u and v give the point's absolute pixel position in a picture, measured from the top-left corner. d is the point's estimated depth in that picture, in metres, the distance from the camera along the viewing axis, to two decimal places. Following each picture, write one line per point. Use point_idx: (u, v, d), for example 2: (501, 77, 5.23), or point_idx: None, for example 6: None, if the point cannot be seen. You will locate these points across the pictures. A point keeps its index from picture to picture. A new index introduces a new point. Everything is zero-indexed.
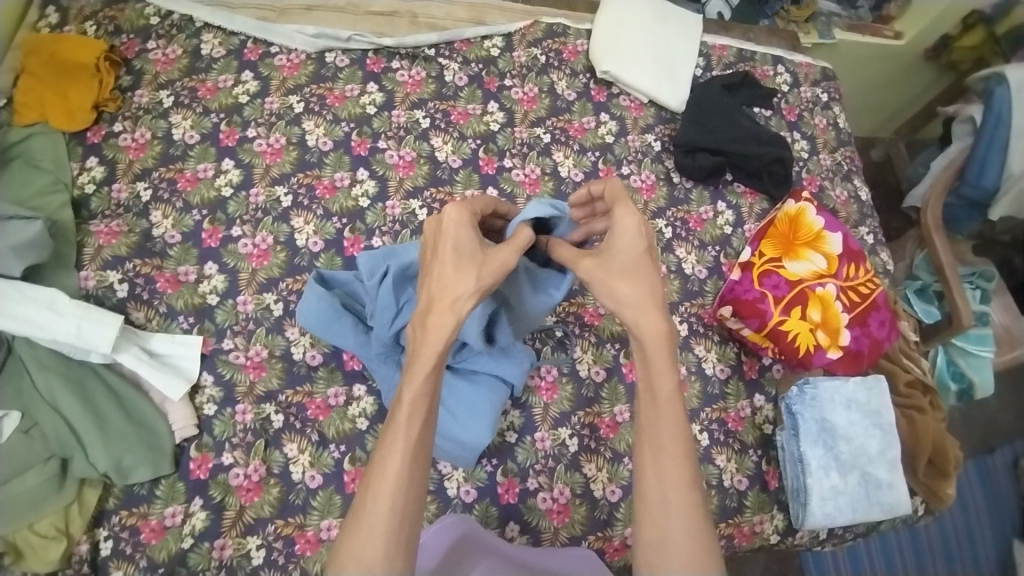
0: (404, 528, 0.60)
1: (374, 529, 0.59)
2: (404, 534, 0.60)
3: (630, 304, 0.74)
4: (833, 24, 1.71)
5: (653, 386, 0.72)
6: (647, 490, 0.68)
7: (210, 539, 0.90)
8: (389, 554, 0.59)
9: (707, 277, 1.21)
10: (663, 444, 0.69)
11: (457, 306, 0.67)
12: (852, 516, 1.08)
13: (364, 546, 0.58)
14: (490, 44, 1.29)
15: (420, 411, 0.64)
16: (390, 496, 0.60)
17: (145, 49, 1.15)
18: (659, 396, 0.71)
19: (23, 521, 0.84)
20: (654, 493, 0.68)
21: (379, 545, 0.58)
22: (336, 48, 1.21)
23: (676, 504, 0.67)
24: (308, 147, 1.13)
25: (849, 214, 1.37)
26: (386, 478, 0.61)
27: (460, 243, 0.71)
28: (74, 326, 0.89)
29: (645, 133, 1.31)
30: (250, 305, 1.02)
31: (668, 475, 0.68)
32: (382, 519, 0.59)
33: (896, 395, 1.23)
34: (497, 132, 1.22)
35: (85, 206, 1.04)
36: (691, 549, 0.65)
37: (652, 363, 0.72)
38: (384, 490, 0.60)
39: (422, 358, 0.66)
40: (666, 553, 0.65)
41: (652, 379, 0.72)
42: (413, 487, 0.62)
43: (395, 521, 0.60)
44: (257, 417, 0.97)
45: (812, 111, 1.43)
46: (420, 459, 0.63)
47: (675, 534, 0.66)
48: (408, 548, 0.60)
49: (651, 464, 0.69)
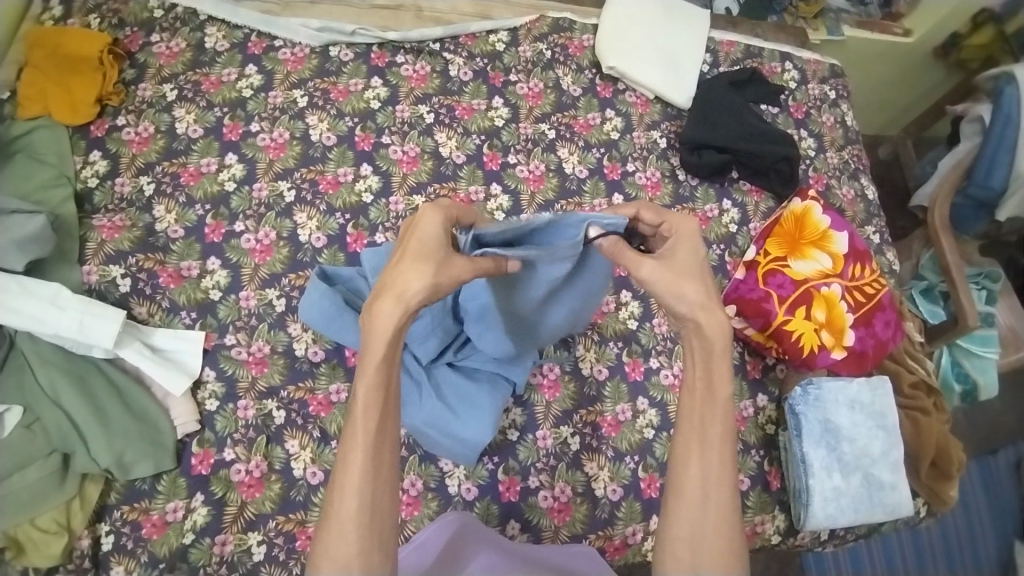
0: (375, 523, 0.62)
1: (345, 528, 0.60)
2: (375, 529, 0.62)
3: (698, 303, 0.71)
4: (842, 21, 1.69)
5: (710, 386, 0.72)
6: (687, 487, 0.69)
7: (211, 534, 0.90)
8: (363, 550, 0.61)
9: (711, 275, 1.20)
10: (711, 442, 0.70)
11: (404, 297, 0.63)
12: (854, 518, 1.07)
13: (337, 544, 0.60)
14: (495, 39, 1.28)
15: (377, 408, 0.64)
16: (356, 494, 0.61)
17: (149, 42, 1.14)
18: (716, 397, 0.71)
19: (25, 516, 0.84)
20: (695, 490, 0.68)
21: (350, 544, 0.60)
22: (340, 41, 1.20)
23: (714, 504, 0.68)
24: (312, 142, 1.13)
25: (855, 213, 1.36)
26: (349, 477, 0.62)
27: (424, 240, 0.65)
28: (76, 321, 0.89)
29: (650, 130, 1.29)
30: (253, 301, 1.02)
31: (712, 473, 0.69)
32: (349, 517, 0.61)
33: (900, 396, 1.22)
34: (501, 128, 1.21)
35: (88, 200, 1.04)
36: (721, 550, 0.67)
37: (714, 364, 0.72)
38: (349, 490, 0.61)
39: (372, 355, 0.63)
40: (698, 552, 0.67)
41: (709, 379, 0.72)
42: (379, 480, 0.62)
43: (365, 519, 0.61)
44: (258, 413, 0.97)
45: (820, 109, 1.42)
46: (384, 452, 0.63)
47: (709, 532, 0.67)
48: (383, 543, 0.62)
49: (698, 462, 0.69)
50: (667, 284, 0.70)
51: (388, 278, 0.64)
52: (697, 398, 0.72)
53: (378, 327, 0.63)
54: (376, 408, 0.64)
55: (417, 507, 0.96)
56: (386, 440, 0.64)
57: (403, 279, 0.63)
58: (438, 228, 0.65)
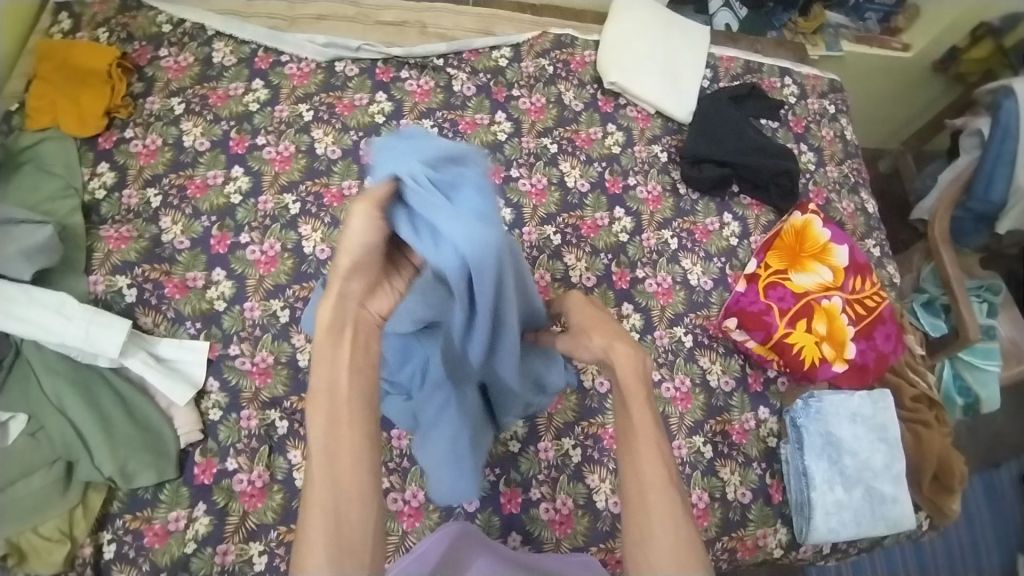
0: (345, 532, 0.55)
1: (312, 539, 0.54)
2: (345, 540, 0.55)
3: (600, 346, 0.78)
4: (841, 36, 1.71)
5: (625, 401, 0.72)
6: (628, 498, 0.66)
7: (213, 544, 0.90)
8: (334, 563, 0.53)
9: (712, 288, 1.21)
10: (642, 450, 0.68)
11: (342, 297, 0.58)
12: (856, 531, 1.07)
13: (307, 556, 0.53)
14: (498, 54, 1.30)
15: (332, 411, 0.57)
16: (321, 503, 0.54)
17: (157, 56, 1.16)
18: (631, 406, 0.71)
19: (27, 523, 0.85)
20: (631, 495, 0.66)
21: (320, 555, 0.53)
22: (345, 57, 1.22)
23: (656, 504, 0.64)
24: (317, 155, 1.14)
25: (856, 226, 1.36)
26: (312, 490, 0.55)
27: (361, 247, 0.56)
28: (82, 330, 0.90)
29: (651, 144, 1.31)
30: (257, 311, 1.03)
31: (648, 477, 0.66)
32: (316, 532, 0.54)
33: (901, 409, 1.22)
34: (504, 142, 1.23)
35: (95, 211, 1.05)
36: (676, 549, 0.62)
37: (623, 378, 0.74)
38: (314, 499, 0.55)
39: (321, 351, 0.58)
40: (651, 553, 0.62)
41: (623, 393, 0.73)
42: (346, 487, 0.56)
43: (331, 526, 0.54)
44: (262, 423, 0.97)
45: (820, 123, 1.44)
46: (347, 458, 0.56)
47: (659, 532, 0.63)
48: (356, 555, 0.55)
49: (629, 466, 0.67)
50: (571, 341, 0.82)
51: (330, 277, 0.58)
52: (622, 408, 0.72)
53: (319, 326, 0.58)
54: (327, 419, 0.57)
55: (419, 519, 0.96)
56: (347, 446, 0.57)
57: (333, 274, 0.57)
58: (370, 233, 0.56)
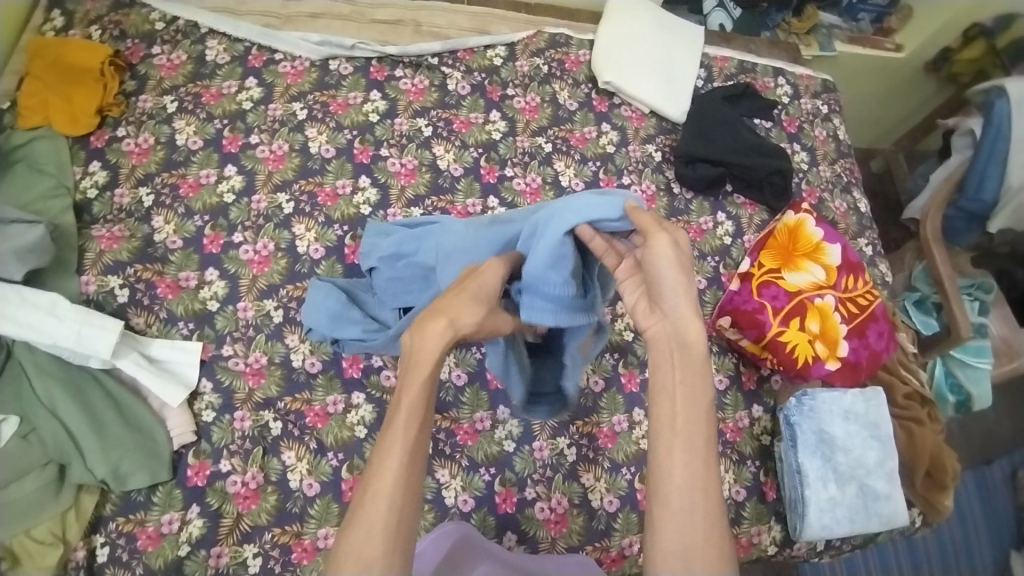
0: (403, 529, 0.60)
1: (373, 529, 0.58)
2: (402, 538, 0.59)
3: (674, 307, 0.70)
4: (834, 36, 1.72)
5: (691, 388, 0.67)
6: (674, 492, 0.63)
7: (207, 546, 0.90)
8: (387, 555, 0.58)
9: (706, 287, 1.21)
10: (697, 448, 0.65)
11: (457, 323, 0.68)
12: (849, 528, 1.07)
13: (364, 544, 0.58)
14: (493, 53, 1.30)
15: (420, 416, 0.64)
16: (389, 498, 0.60)
17: (150, 54, 1.15)
18: (695, 399, 0.67)
19: (21, 526, 0.84)
20: (681, 497, 0.63)
21: (378, 546, 0.58)
22: (339, 55, 1.22)
23: (702, 508, 0.62)
24: (311, 154, 1.14)
25: (848, 225, 1.37)
26: (384, 479, 0.61)
27: (484, 285, 0.72)
28: (74, 331, 0.89)
29: (646, 143, 1.31)
30: (251, 311, 1.03)
31: (694, 476, 0.63)
32: (380, 519, 0.59)
33: (893, 406, 1.23)
34: (499, 141, 1.23)
35: (87, 211, 1.04)
36: (710, 553, 0.61)
37: (692, 366, 0.68)
38: (383, 492, 0.60)
39: (422, 362, 0.66)
40: (688, 556, 0.61)
41: (688, 381, 0.68)
42: (410, 489, 0.61)
43: (393, 520, 0.59)
44: (255, 424, 0.97)
45: (813, 123, 1.44)
46: (418, 466, 0.63)
47: (696, 530, 0.62)
48: (407, 547, 0.60)
49: (681, 467, 0.64)
50: (658, 274, 0.70)
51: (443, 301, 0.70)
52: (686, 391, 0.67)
53: (428, 342, 0.67)
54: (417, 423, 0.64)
55: (414, 519, 0.96)
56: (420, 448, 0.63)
57: (459, 307, 0.69)
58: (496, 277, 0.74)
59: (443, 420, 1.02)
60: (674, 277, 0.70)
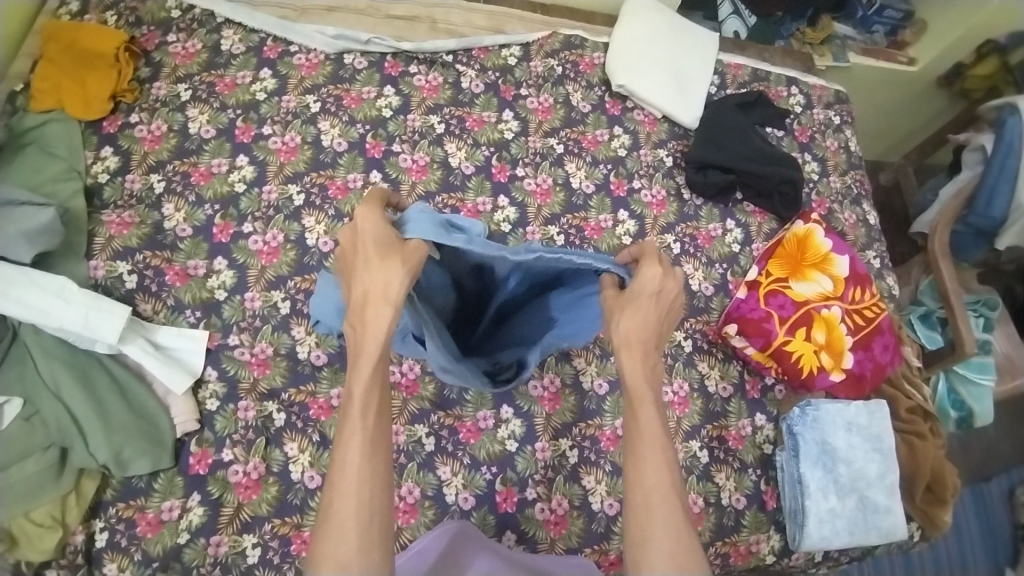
0: (375, 517, 0.62)
1: (344, 525, 0.60)
2: (374, 525, 0.61)
3: (622, 335, 0.76)
4: (848, 48, 1.72)
5: (636, 405, 0.75)
6: (633, 500, 0.70)
7: (206, 535, 0.90)
8: (363, 548, 0.60)
9: (713, 294, 1.21)
10: (646, 457, 0.72)
11: (389, 293, 0.66)
12: (849, 540, 1.07)
13: (337, 539, 0.60)
14: (507, 53, 1.30)
15: (374, 403, 0.66)
16: (355, 490, 0.62)
17: (165, 42, 1.16)
18: (642, 413, 0.74)
19: (19, 509, 0.84)
20: (638, 502, 0.69)
21: (349, 539, 0.60)
22: (354, 49, 1.22)
23: (660, 508, 0.68)
24: (323, 147, 1.14)
25: (857, 237, 1.37)
26: (347, 473, 0.62)
27: (380, 235, 0.68)
28: (82, 314, 0.89)
29: (657, 148, 1.31)
30: (258, 302, 1.03)
31: (651, 485, 0.70)
32: (350, 512, 0.61)
33: (896, 420, 1.22)
34: (511, 141, 1.23)
35: (98, 195, 1.05)
36: (676, 552, 0.66)
37: (634, 384, 0.76)
38: (348, 486, 0.62)
39: (365, 355, 0.66)
40: (650, 554, 0.66)
41: (634, 397, 0.75)
42: (376, 477, 0.63)
43: (363, 506, 0.61)
44: (259, 414, 0.97)
45: (825, 134, 1.44)
46: (379, 451, 0.65)
47: (659, 534, 0.67)
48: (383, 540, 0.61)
49: (637, 476, 0.71)
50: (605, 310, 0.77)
51: (365, 280, 0.67)
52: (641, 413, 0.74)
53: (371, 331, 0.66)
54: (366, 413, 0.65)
55: (414, 515, 0.96)
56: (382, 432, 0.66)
57: (382, 276, 0.66)
58: (380, 221, 0.69)
59: (446, 417, 1.02)
60: (625, 312, 0.76)
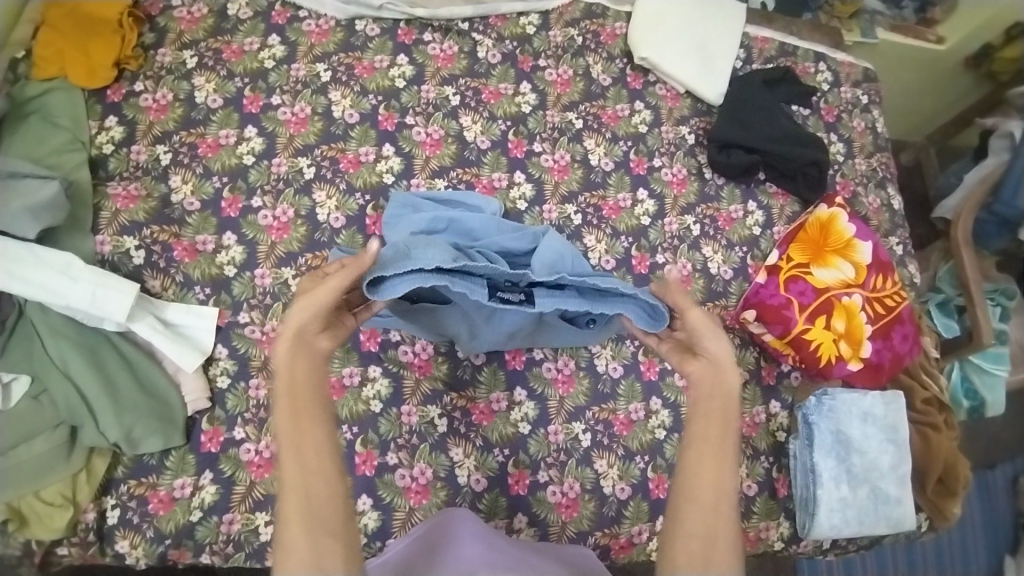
0: (315, 512, 0.71)
1: (290, 522, 0.70)
2: (314, 517, 0.70)
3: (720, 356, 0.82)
4: (877, 23, 1.64)
5: (723, 416, 0.80)
6: (700, 493, 0.77)
7: (218, 513, 0.90)
8: (308, 539, 0.69)
9: (732, 278, 1.18)
10: (723, 459, 0.78)
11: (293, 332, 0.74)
12: (858, 529, 1.07)
13: (287, 534, 0.70)
14: (526, 21, 1.25)
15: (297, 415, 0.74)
16: (292, 491, 0.71)
17: (170, 6, 1.11)
18: (728, 425, 0.80)
19: (29, 488, 0.84)
20: (708, 498, 0.77)
21: (296, 535, 0.69)
22: (367, 15, 1.16)
23: (724, 509, 0.76)
24: (334, 118, 1.10)
25: (880, 222, 1.33)
26: (286, 477, 0.72)
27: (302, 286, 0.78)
28: (90, 293, 0.87)
29: (679, 125, 1.26)
30: (269, 279, 1.01)
31: (723, 487, 0.77)
32: (292, 511, 0.70)
33: (912, 410, 1.20)
34: (528, 115, 1.19)
35: (103, 166, 1.01)
36: (727, 547, 0.74)
37: (727, 397, 0.81)
38: (287, 489, 0.71)
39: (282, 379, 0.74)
40: (710, 548, 0.74)
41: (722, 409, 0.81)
42: (312, 476, 0.72)
43: (303, 504, 0.71)
44: (270, 393, 0.96)
45: (851, 113, 1.39)
46: (309, 454, 0.73)
47: (721, 534, 0.75)
48: (325, 530, 0.70)
49: (708, 474, 0.78)
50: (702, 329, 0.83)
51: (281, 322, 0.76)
52: (714, 428, 0.80)
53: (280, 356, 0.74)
54: (291, 423, 0.73)
55: (425, 496, 0.95)
56: (309, 438, 0.73)
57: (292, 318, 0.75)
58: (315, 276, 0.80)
59: (458, 398, 1.01)
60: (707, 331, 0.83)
